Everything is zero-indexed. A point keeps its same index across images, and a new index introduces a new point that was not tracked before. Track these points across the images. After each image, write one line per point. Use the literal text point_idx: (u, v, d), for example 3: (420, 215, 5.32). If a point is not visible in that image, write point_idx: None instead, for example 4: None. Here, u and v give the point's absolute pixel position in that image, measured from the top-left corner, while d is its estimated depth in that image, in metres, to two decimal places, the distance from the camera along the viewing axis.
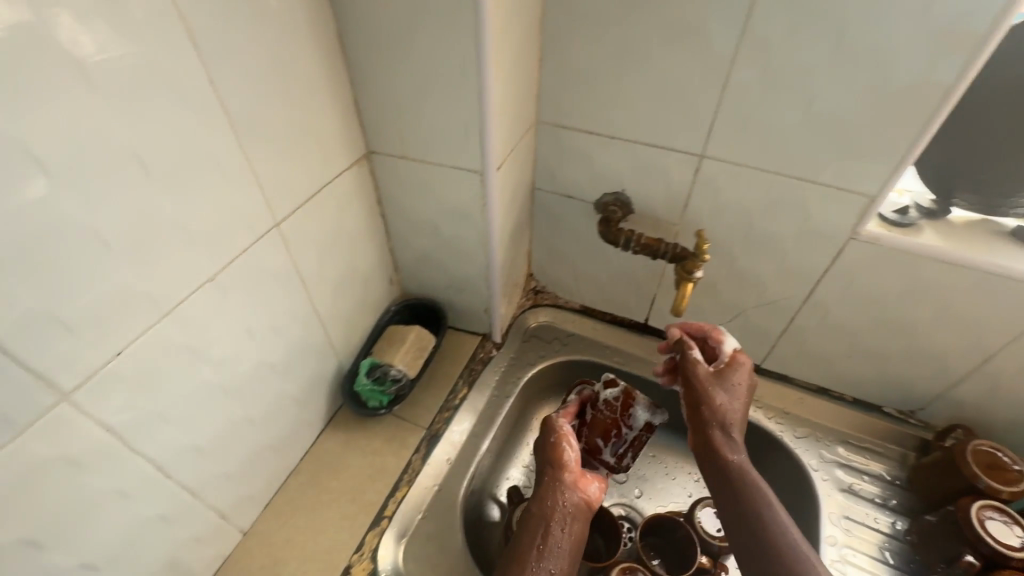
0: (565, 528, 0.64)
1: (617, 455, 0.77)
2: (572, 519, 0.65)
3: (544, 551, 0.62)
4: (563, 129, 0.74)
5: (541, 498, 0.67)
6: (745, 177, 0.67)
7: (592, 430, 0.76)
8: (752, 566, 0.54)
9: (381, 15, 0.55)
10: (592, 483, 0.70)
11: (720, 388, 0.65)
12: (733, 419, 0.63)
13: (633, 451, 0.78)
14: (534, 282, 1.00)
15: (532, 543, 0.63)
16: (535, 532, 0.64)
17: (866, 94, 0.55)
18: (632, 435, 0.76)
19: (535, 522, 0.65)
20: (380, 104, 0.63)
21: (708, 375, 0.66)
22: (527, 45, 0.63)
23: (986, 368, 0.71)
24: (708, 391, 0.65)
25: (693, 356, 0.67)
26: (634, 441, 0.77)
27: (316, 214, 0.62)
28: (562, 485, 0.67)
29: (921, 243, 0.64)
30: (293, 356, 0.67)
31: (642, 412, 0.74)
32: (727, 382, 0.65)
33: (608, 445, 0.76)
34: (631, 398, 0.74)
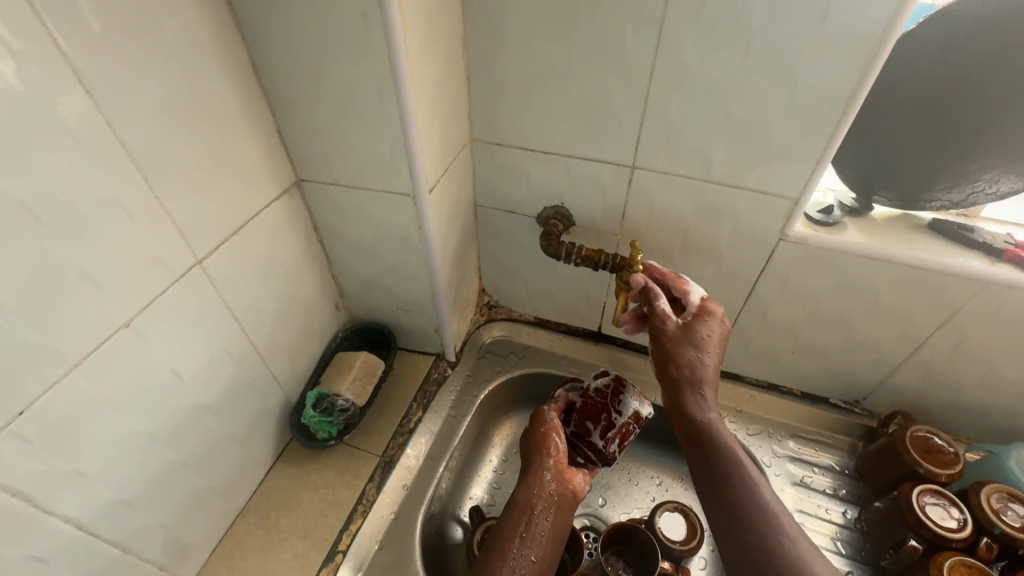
0: (547, 515, 0.67)
1: (605, 438, 0.70)
2: (555, 508, 0.68)
3: (527, 537, 0.65)
4: (498, 147, 0.74)
5: (527, 486, 0.69)
6: (676, 186, 0.68)
7: (582, 414, 0.73)
8: (724, 529, 0.53)
9: (296, 44, 0.54)
10: (577, 474, 0.72)
11: (692, 344, 0.60)
12: (704, 375, 0.60)
13: (620, 440, 0.71)
14: (487, 297, 1.00)
15: (515, 531, 0.66)
16: (519, 521, 0.66)
17: (777, 103, 0.57)
18: (618, 420, 0.71)
19: (520, 510, 0.67)
20: (305, 132, 0.62)
21: (676, 328, 0.62)
22: (450, 68, 0.63)
23: (917, 355, 0.74)
24: (680, 349, 0.61)
25: (662, 313, 0.63)
26: (621, 427, 0.71)
27: (244, 247, 0.61)
28: (548, 474, 0.70)
29: (845, 241, 0.66)
30: (231, 393, 0.65)
31: (632, 400, 0.72)
32: (696, 333, 0.61)
33: (597, 427, 0.71)
34: (622, 386, 0.74)
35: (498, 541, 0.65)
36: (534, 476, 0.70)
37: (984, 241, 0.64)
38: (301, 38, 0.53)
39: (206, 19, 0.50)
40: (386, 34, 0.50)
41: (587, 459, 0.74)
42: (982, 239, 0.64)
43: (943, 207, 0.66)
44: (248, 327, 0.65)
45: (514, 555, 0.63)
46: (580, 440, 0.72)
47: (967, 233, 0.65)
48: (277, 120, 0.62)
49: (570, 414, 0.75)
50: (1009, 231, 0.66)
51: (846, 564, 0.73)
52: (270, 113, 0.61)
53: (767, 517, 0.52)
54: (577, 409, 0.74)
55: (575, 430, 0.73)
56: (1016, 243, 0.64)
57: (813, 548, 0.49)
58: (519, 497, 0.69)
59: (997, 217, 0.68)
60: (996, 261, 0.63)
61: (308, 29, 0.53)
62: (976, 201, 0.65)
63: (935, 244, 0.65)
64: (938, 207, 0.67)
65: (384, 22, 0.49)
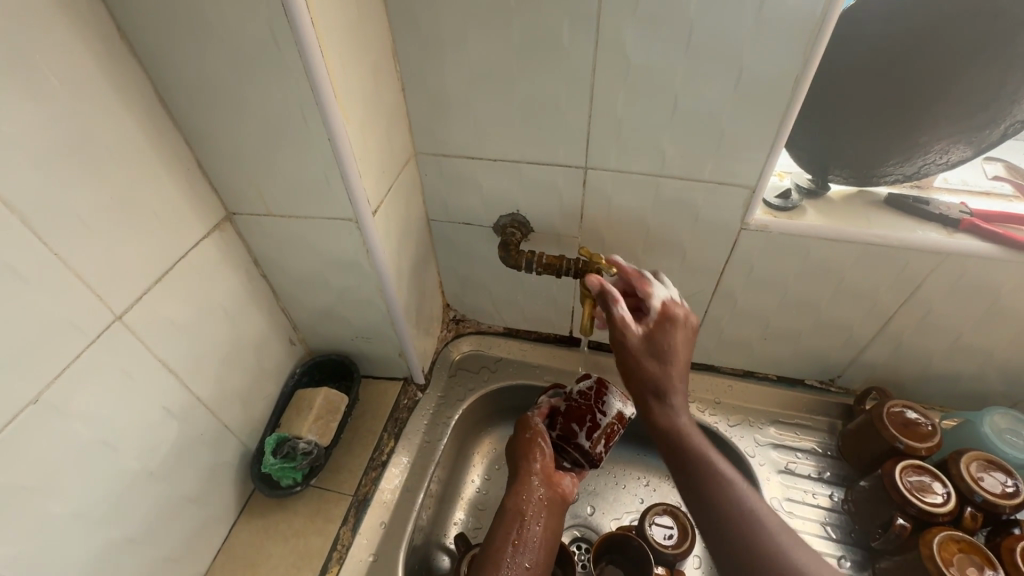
0: (539, 520, 0.65)
1: (591, 439, 0.67)
2: (546, 512, 0.66)
3: (520, 543, 0.62)
4: (444, 158, 0.71)
5: (516, 492, 0.67)
6: (632, 183, 0.66)
7: (567, 416, 0.69)
8: (706, 534, 0.50)
9: (204, 68, 0.49)
10: (564, 477, 0.70)
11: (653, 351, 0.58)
12: (667, 380, 0.57)
13: (605, 442, 0.68)
14: (453, 311, 0.96)
15: (507, 540, 0.63)
16: (511, 526, 0.64)
17: (723, 91, 0.56)
18: (603, 421, 0.68)
19: (510, 516, 0.64)
20: (229, 161, 0.57)
21: (635, 333, 0.59)
22: (380, 80, 0.59)
23: (886, 330, 0.73)
24: (643, 356, 0.58)
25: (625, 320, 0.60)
26: (605, 427, 0.68)
27: (174, 294, 0.56)
28: (537, 478, 0.67)
29: (806, 224, 0.65)
30: (178, 453, 0.59)
31: (616, 399, 0.68)
32: (657, 337, 0.59)
33: (583, 429, 0.68)
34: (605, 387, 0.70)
35: (492, 549, 0.62)
36: (523, 481, 0.67)
37: (940, 212, 0.63)
38: (209, 61, 0.49)
39: (95, 51, 0.45)
40: (300, 50, 0.46)
41: (574, 463, 0.71)
42: (938, 211, 0.64)
43: (897, 180, 0.66)
44: (190, 379, 0.60)
45: (507, 563, 0.60)
46: (567, 444, 0.69)
47: (923, 205, 0.65)
48: (196, 153, 0.57)
49: (555, 418, 0.72)
50: (962, 200, 0.66)
51: (838, 548, 0.72)
52: (187, 146, 0.56)
53: (743, 517, 0.48)
54: (561, 413, 0.70)
55: (560, 434, 0.69)
56: (970, 212, 0.63)
57: (798, 541, 0.47)
58: (509, 504, 0.66)
59: (948, 186, 0.68)
60: (954, 231, 0.63)
61: (215, 52, 0.48)
62: (928, 172, 0.65)
63: (893, 219, 0.65)
64: (892, 181, 0.66)
65: (295, 38, 0.45)
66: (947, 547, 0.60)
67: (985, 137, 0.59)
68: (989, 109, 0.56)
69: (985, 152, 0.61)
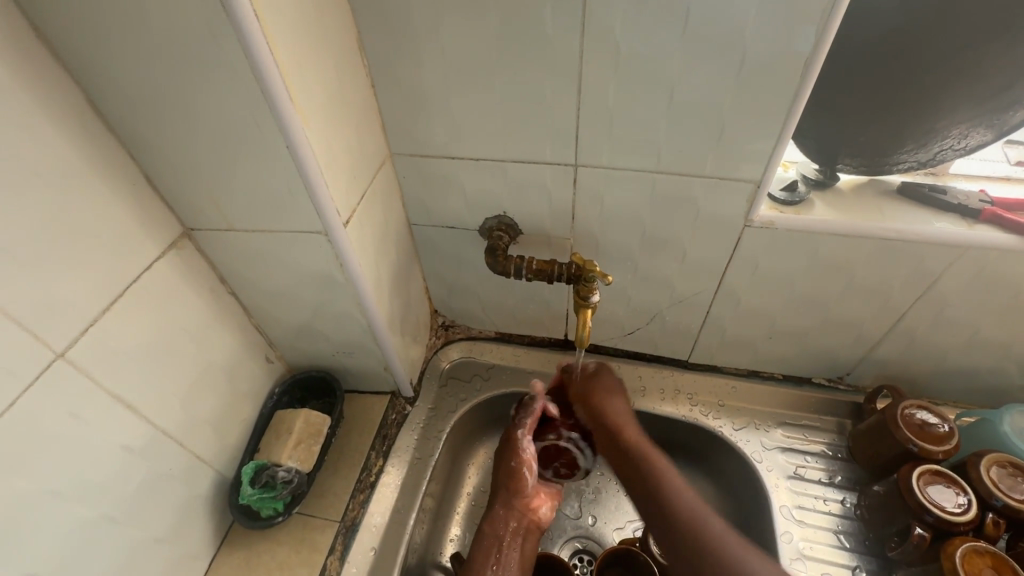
0: (515, 546, 0.66)
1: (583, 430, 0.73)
2: (522, 537, 0.67)
3: (497, 572, 0.64)
4: (422, 158, 0.65)
5: (492, 519, 0.67)
6: (626, 181, 0.61)
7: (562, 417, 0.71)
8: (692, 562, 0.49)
9: (140, 71, 0.44)
10: (542, 501, 0.69)
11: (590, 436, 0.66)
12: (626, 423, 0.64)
13: None
14: (441, 317, 0.91)
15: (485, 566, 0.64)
16: (488, 555, 0.65)
17: (725, 79, 0.50)
18: None
19: (488, 543, 0.65)
20: (179, 172, 0.51)
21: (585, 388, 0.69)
22: (344, 76, 0.53)
23: (899, 327, 0.69)
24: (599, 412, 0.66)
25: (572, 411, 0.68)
26: None
27: (125, 323, 0.51)
28: (515, 505, 0.68)
29: (815, 219, 0.60)
30: (140, 493, 0.55)
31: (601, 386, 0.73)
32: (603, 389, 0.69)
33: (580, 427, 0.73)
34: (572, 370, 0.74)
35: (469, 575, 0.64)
36: (501, 509, 0.67)
37: (958, 203, 0.59)
38: (145, 63, 0.43)
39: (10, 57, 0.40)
40: (243, 44, 0.41)
41: None
42: (955, 200, 0.60)
43: (910, 167, 0.61)
44: (152, 413, 0.55)
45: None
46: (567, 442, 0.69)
47: (939, 195, 0.61)
48: (142, 165, 0.51)
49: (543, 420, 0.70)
50: (981, 186, 0.62)
51: (853, 558, 0.69)
52: (131, 158, 0.50)
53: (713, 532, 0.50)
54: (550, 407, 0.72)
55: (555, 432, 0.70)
56: (990, 201, 0.60)
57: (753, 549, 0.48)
58: (487, 528, 0.67)
59: (965, 173, 0.64)
60: (972, 223, 0.59)
61: (150, 53, 0.42)
62: (944, 158, 0.60)
63: (906, 211, 0.61)
64: (906, 168, 0.61)
65: (238, 32, 0.40)
66: (969, 560, 0.57)
67: (1007, 120, 0.54)
68: (1013, 88, 0.51)
69: (1005, 135, 0.56)
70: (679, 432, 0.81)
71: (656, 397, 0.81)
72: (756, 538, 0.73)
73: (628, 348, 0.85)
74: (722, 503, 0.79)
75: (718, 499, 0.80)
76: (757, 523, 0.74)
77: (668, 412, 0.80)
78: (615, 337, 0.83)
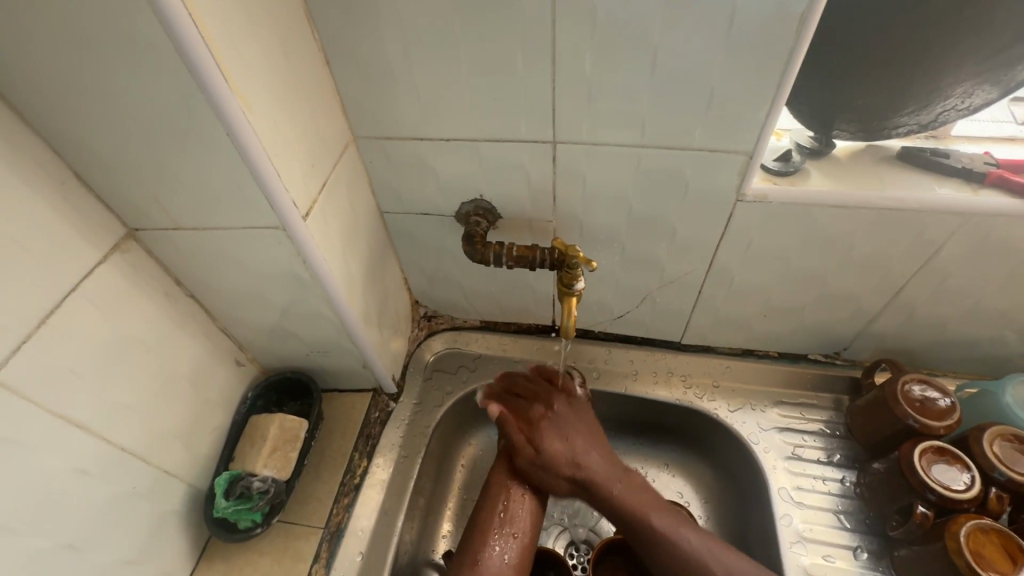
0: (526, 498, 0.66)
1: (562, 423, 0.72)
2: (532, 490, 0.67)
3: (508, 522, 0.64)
4: (387, 141, 0.60)
5: (505, 471, 0.68)
6: (608, 157, 0.57)
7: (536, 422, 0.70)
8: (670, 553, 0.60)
9: (52, 57, 0.39)
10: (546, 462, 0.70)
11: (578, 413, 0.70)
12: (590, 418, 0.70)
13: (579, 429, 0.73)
14: (422, 308, 0.86)
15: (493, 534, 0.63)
16: (500, 504, 0.65)
17: (710, 42, 0.46)
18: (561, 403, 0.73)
19: (500, 494, 0.66)
20: (115, 170, 0.47)
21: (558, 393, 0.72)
22: (289, 52, 0.48)
23: (899, 300, 0.66)
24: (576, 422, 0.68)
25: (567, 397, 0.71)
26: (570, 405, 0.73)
27: (66, 336, 0.47)
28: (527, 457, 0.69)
29: (811, 191, 0.56)
30: (100, 512, 0.52)
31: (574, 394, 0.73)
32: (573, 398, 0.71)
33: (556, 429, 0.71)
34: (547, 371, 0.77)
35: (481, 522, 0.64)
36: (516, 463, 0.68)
37: (962, 167, 0.56)
38: (55, 46, 0.38)
39: None
40: (155, 11, 0.36)
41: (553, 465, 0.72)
42: (958, 165, 0.57)
43: (910, 131, 0.57)
44: (105, 429, 0.52)
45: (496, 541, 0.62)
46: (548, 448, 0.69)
47: (941, 159, 0.57)
48: (70, 162, 0.46)
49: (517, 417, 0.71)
50: (984, 148, 0.60)
51: (852, 539, 0.68)
52: (57, 155, 0.45)
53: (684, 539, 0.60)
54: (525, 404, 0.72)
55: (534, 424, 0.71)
56: (995, 163, 0.57)
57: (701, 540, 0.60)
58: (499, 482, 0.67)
59: (967, 135, 0.62)
60: (977, 187, 0.55)
61: (61, 34, 0.37)
62: (946, 120, 0.56)
63: (907, 177, 0.57)
64: (905, 132, 0.58)
65: (152, 5, 0.35)
66: (974, 538, 0.55)
67: (1014, 76, 0.50)
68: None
69: (1011, 93, 0.53)
70: (673, 416, 0.79)
71: (649, 381, 0.79)
72: (755, 522, 0.72)
73: (619, 332, 0.81)
74: (719, 486, 0.78)
75: (714, 482, 0.78)
76: (755, 505, 0.72)
77: (661, 396, 0.78)
78: (604, 321, 0.80)
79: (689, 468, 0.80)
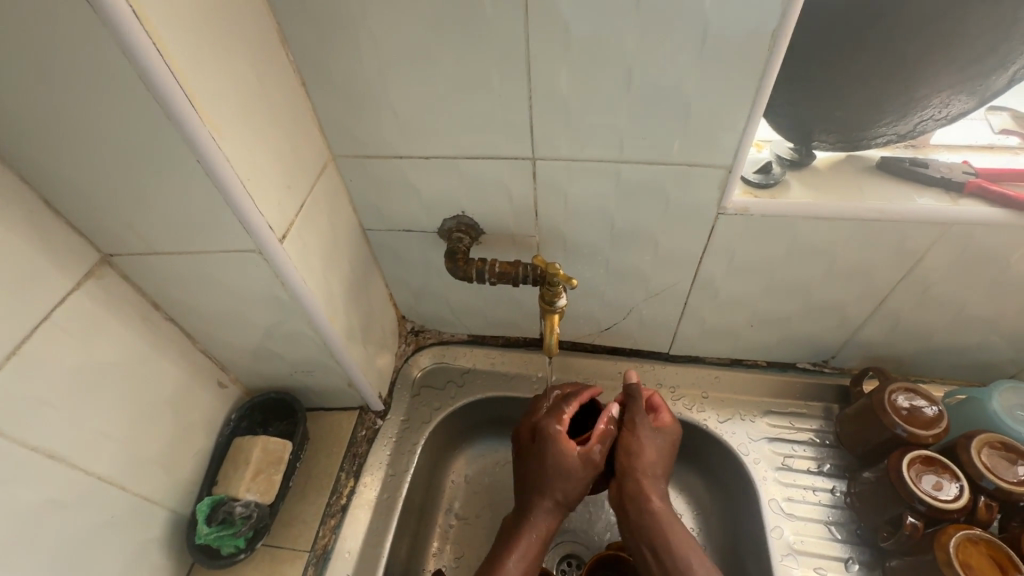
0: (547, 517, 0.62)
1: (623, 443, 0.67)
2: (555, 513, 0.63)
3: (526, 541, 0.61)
4: (367, 160, 0.60)
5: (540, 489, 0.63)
6: (589, 172, 0.56)
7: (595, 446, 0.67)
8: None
9: (16, 86, 0.38)
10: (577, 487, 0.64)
11: (655, 445, 0.66)
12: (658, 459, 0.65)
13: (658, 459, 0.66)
14: (409, 323, 0.85)
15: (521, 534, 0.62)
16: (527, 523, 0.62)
17: (683, 61, 0.46)
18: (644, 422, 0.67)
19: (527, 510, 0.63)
20: (87, 196, 0.46)
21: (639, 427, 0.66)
22: (262, 74, 0.48)
23: (883, 308, 0.66)
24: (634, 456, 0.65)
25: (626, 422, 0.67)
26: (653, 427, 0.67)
27: (41, 366, 0.47)
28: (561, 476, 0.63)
29: (789, 202, 0.56)
30: (78, 544, 0.52)
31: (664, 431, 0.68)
32: (653, 433, 0.67)
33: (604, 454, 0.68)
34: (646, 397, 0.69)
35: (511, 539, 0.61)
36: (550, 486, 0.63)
37: (941, 176, 0.56)
38: (22, 77, 0.38)
39: None
40: (119, 42, 0.35)
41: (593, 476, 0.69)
42: (938, 174, 0.57)
43: (888, 141, 0.58)
44: (80, 459, 0.51)
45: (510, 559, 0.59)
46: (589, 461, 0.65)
47: (921, 169, 0.58)
48: (40, 190, 0.46)
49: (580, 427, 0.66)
50: (963, 157, 0.60)
51: (845, 550, 0.67)
52: (24, 183, 0.45)
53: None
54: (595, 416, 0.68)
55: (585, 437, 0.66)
56: (974, 172, 0.57)
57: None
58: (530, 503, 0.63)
59: (946, 144, 0.62)
60: (957, 197, 0.56)
61: (26, 66, 0.37)
62: (924, 130, 0.56)
63: (885, 186, 0.58)
64: (883, 142, 0.58)
65: (116, 37, 0.35)
66: (964, 549, 0.55)
67: (990, 85, 0.50)
68: (997, 53, 0.47)
69: (986, 102, 0.53)
70: None
71: None
72: (746, 534, 0.71)
73: (607, 344, 0.81)
74: (710, 497, 0.77)
75: (705, 493, 0.78)
76: (746, 517, 0.72)
77: None
78: (592, 333, 0.79)
79: (681, 480, 0.79)
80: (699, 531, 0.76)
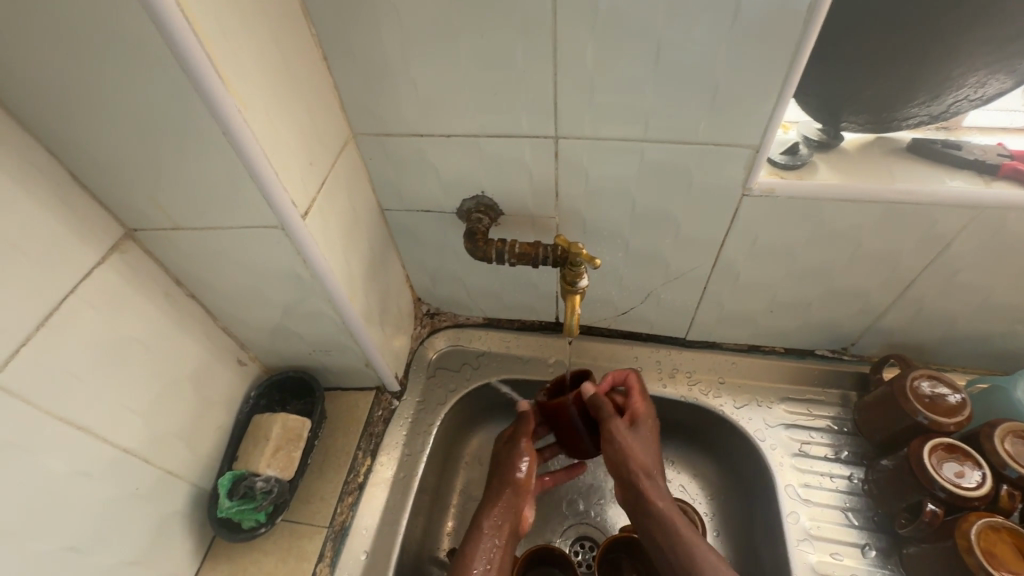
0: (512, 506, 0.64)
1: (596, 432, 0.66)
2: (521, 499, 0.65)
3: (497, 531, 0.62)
4: (386, 138, 0.59)
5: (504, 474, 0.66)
6: (612, 152, 0.56)
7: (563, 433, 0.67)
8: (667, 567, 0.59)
9: (43, 59, 0.38)
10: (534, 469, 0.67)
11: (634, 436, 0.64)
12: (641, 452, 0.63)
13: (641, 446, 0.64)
14: (425, 305, 0.85)
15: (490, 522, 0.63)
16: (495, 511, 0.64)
17: (713, 37, 0.45)
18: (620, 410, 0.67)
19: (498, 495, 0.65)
20: (113, 170, 0.46)
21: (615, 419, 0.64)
22: (285, 49, 0.47)
23: (908, 295, 0.65)
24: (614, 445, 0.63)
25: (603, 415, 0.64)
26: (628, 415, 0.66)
27: (68, 338, 0.47)
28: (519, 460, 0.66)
29: (817, 183, 0.55)
30: (104, 514, 0.53)
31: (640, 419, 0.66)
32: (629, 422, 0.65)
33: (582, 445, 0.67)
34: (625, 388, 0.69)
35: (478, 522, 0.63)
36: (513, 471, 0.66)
37: (975, 159, 0.55)
38: (48, 48, 0.38)
39: None
40: (154, 20, 0.36)
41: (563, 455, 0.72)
42: (971, 156, 0.55)
43: (920, 122, 0.56)
44: (106, 431, 0.52)
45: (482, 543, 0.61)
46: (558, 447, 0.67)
47: (953, 151, 0.56)
48: (67, 165, 0.46)
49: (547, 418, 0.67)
50: (998, 140, 0.59)
51: (860, 536, 0.67)
52: (53, 158, 0.45)
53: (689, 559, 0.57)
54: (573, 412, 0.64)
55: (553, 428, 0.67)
56: (1009, 154, 0.56)
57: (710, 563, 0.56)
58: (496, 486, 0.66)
59: (980, 126, 0.60)
60: (990, 180, 0.54)
61: (53, 38, 0.37)
62: (958, 111, 0.55)
63: (917, 168, 0.56)
64: (914, 124, 0.56)
65: (151, 15, 0.35)
66: (985, 537, 0.55)
67: None
68: None
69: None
70: (680, 412, 0.78)
71: (655, 377, 0.78)
72: (761, 520, 0.71)
73: (623, 328, 0.80)
74: (725, 483, 0.77)
75: (719, 479, 0.78)
76: (761, 502, 0.72)
77: (668, 392, 0.77)
78: (609, 317, 0.79)
79: (695, 465, 0.79)
80: (713, 515, 0.76)
